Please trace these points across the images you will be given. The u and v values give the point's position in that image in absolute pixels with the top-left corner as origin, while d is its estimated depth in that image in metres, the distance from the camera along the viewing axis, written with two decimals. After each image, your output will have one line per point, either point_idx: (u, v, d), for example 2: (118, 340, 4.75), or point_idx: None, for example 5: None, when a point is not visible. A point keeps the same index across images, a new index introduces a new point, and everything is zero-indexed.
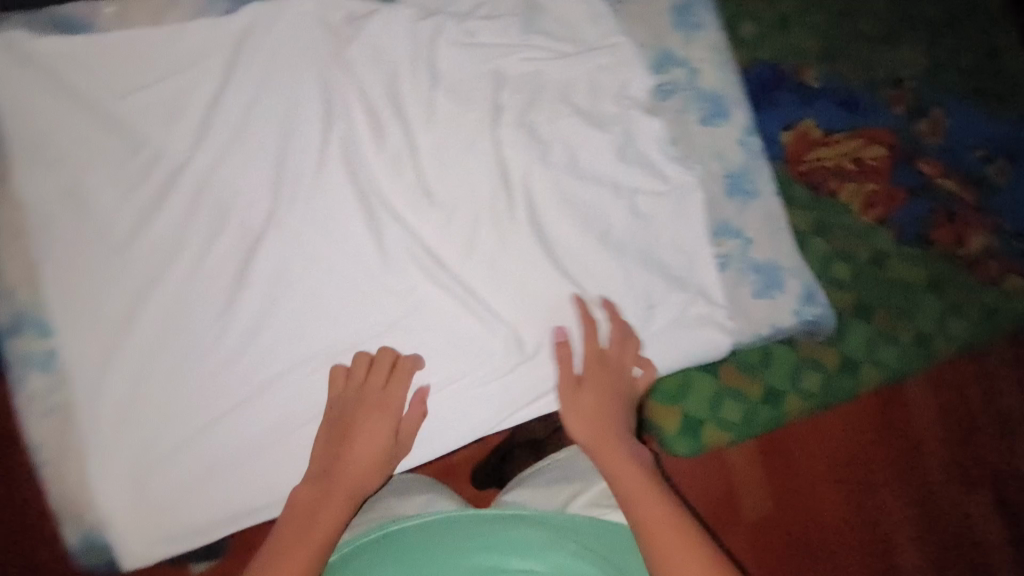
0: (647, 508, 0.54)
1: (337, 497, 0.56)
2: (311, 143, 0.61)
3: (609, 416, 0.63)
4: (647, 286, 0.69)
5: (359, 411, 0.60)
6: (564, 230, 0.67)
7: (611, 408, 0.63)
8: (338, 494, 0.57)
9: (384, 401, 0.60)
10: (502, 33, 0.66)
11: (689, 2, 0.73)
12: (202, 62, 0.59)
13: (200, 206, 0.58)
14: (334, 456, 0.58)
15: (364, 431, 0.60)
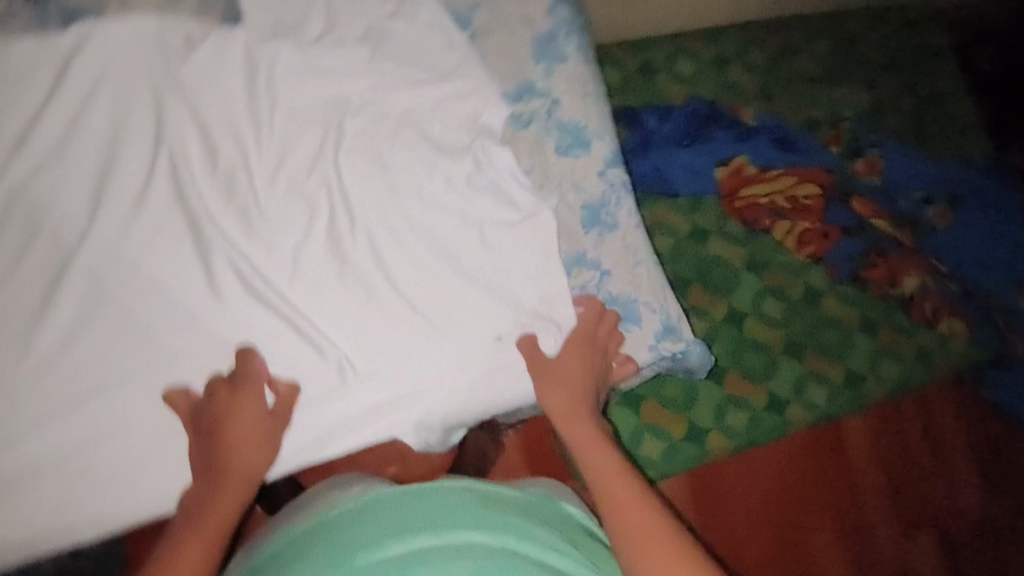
0: (610, 478, 0.58)
1: (229, 488, 0.57)
2: (137, 162, 0.61)
3: (585, 395, 0.66)
4: (495, 316, 0.67)
5: (225, 404, 0.60)
6: (406, 258, 0.66)
7: (587, 391, 0.67)
8: (228, 488, 0.58)
9: (241, 396, 0.61)
10: (347, 58, 0.66)
11: (554, 33, 0.73)
12: (29, 77, 0.60)
13: (14, 219, 0.58)
14: (214, 452, 0.59)
15: (233, 422, 0.60)
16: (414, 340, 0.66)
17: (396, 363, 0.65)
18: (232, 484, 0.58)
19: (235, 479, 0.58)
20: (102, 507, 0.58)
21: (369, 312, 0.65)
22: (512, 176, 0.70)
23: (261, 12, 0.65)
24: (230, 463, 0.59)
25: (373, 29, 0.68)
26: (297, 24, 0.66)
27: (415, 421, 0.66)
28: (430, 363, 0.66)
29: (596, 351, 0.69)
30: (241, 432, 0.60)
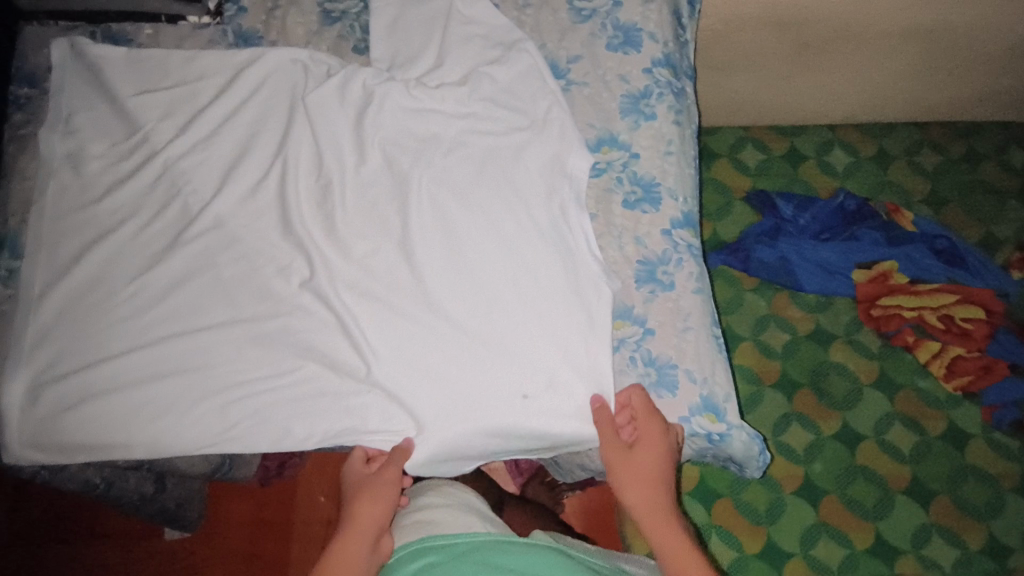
0: None
1: (354, 554, 0.60)
2: (260, 159, 0.72)
3: (660, 483, 0.63)
4: (533, 372, 0.66)
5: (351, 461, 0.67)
6: (458, 280, 0.68)
7: (659, 475, 0.63)
8: (350, 544, 0.61)
9: (387, 476, 0.65)
10: (447, 100, 0.73)
11: (647, 92, 0.75)
12: (199, 74, 0.74)
13: (157, 183, 0.71)
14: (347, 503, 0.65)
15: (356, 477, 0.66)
16: (448, 360, 0.66)
17: (426, 378, 0.66)
18: (358, 550, 0.60)
19: (360, 545, 0.61)
20: (150, 434, 0.65)
21: (413, 323, 0.67)
22: (579, 222, 0.69)
23: (385, 41, 0.75)
24: (357, 529, 0.62)
25: (472, 74, 0.74)
26: (411, 58, 0.75)
27: (428, 440, 0.65)
28: (458, 387, 0.66)
29: (669, 441, 0.64)
30: (376, 510, 0.63)
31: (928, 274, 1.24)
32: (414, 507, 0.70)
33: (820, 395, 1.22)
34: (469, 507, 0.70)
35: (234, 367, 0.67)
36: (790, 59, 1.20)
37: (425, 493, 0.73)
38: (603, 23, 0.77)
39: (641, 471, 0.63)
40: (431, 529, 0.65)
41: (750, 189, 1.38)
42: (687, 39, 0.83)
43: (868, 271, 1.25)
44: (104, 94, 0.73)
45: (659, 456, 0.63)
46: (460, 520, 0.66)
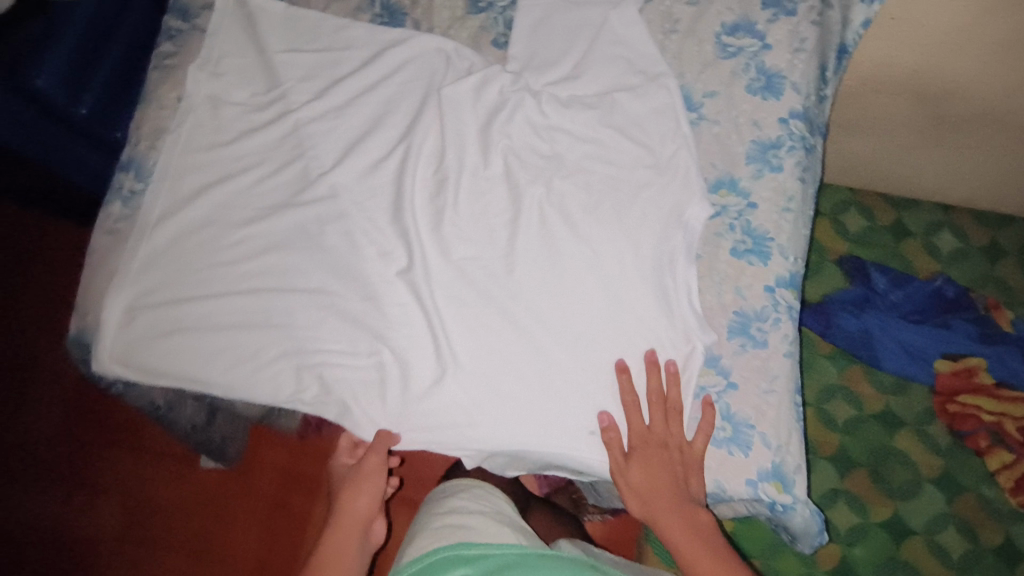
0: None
1: (350, 541, 0.66)
2: (385, 137, 0.73)
3: (657, 481, 0.63)
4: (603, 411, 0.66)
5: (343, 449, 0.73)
6: (550, 300, 0.68)
7: (652, 471, 0.64)
8: (344, 535, 0.67)
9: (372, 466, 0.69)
10: (576, 115, 0.73)
11: (779, 142, 0.72)
12: (344, 46, 0.76)
13: (285, 140, 0.73)
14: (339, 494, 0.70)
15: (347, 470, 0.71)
16: (524, 376, 0.67)
17: (498, 390, 0.67)
18: (353, 538, 0.67)
19: (355, 532, 0.67)
20: (228, 377, 0.68)
21: (499, 331, 0.68)
22: (683, 269, 0.69)
23: (527, 44, 0.75)
24: (351, 516, 0.68)
25: (606, 97, 0.74)
26: (548, 64, 0.75)
27: (487, 448, 0.67)
28: (527, 405, 0.67)
29: (644, 431, 0.65)
30: (363, 499, 0.69)
31: (1017, 379, 1.17)
32: (442, 510, 0.70)
33: (876, 479, 1.19)
34: (497, 513, 0.70)
35: (317, 334, 0.69)
36: (919, 132, 1.14)
37: (453, 496, 0.73)
38: (747, 63, 0.75)
39: (636, 474, 0.64)
40: (464, 534, 0.64)
41: (845, 253, 1.34)
42: (828, 94, 0.80)
43: (953, 362, 1.19)
44: (253, 46, 0.76)
45: (666, 455, 0.64)
46: (490, 526, 0.66)
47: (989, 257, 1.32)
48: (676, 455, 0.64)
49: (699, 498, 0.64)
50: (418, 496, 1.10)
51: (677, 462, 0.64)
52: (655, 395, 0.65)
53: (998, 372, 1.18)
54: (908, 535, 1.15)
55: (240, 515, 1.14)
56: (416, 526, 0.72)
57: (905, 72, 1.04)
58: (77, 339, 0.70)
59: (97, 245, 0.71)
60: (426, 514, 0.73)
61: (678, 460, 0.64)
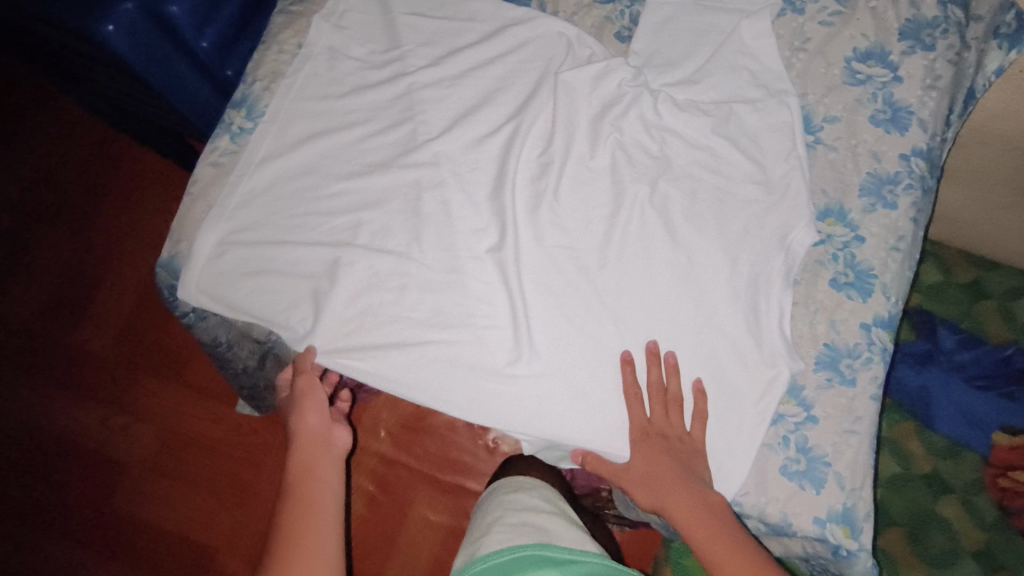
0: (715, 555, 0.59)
1: (318, 460, 0.65)
2: (496, 114, 0.73)
3: (659, 472, 0.62)
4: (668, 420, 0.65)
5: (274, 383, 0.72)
6: (639, 304, 0.67)
7: (656, 466, 0.63)
8: (309, 453, 0.66)
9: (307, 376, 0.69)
10: (691, 121, 0.72)
11: (895, 179, 0.70)
12: (469, 19, 0.76)
13: (397, 102, 0.73)
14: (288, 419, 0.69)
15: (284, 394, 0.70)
16: (600, 376, 0.66)
17: (573, 385, 0.66)
18: (318, 454, 0.66)
19: (318, 451, 0.66)
20: (304, 324, 0.68)
21: (581, 326, 0.67)
22: (778, 292, 0.67)
23: (651, 41, 0.74)
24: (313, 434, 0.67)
25: (724, 106, 0.72)
26: (669, 64, 0.74)
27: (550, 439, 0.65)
28: (598, 405, 0.66)
29: (643, 424, 0.64)
30: (314, 416, 0.68)
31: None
32: (516, 507, 0.71)
33: (913, 542, 1.17)
34: (567, 517, 0.72)
35: (399, 298, 0.68)
36: (1019, 192, 1.09)
37: (524, 492, 0.75)
38: (874, 93, 0.73)
39: (640, 471, 0.63)
40: (547, 538, 0.65)
41: (913, 306, 1.32)
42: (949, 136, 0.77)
43: (1012, 437, 1.17)
44: (381, 7, 0.76)
45: (667, 446, 0.63)
46: (565, 529, 0.68)
47: None
48: (677, 449, 0.63)
49: (707, 479, 0.63)
50: (442, 475, 1.12)
51: (674, 453, 0.63)
52: (654, 387, 0.65)
53: None
54: None
55: (271, 465, 1.15)
56: (491, 515, 0.74)
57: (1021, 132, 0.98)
58: (166, 264, 0.71)
59: (198, 176, 0.72)
60: (497, 507, 0.74)
61: (673, 451, 0.63)
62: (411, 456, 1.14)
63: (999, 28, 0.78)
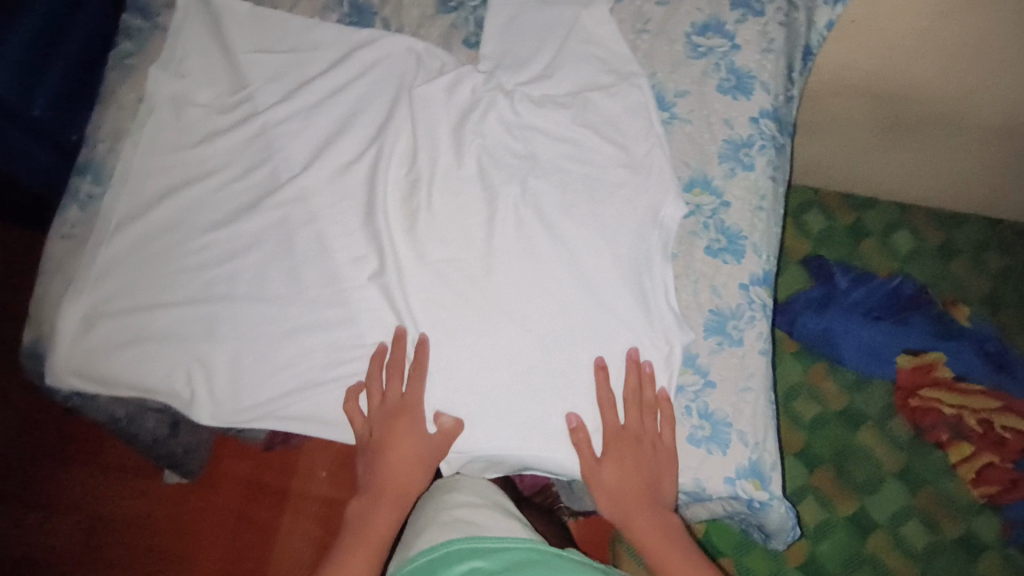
0: (661, 554, 0.62)
1: (412, 474, 0.65)
2: (358, 140, 0.71)
3: (633, 476, 0.63)
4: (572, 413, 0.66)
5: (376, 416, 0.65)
6: (536, 307, 0.67)
7: (632, 472, 0.63)
8: (398, 467, 0.65)
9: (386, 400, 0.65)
10: (549, 118, 0.72)
11: (749, 142, 0.73)
12: (315, 48, 0.74)
13: (253, 144, 0.70)
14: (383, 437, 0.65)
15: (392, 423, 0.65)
16: (514, 387, 0.66)
17: (493, 402, 0.66)
18: (409, 471, 0.65)
19: (411, 471, 0.65)
20: (192, 390, 0.65)
21: (480, 340, 0.67)
22: (659, 268, 0.69)
23: (499, 43, 0.74)
24: (393, 468, 0.65)
25: (579, 97, 0.73)
26: (520, 64, 0.74)
27: (463, 452, 0.66)
28: (523, 419, 0.66)
29: (629, 435, 0.64)
30: (408, 444, 0.64)
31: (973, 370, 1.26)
32: (447, 505, 0.69)
33: (841, 475, 1.26)
34: (502, 508, 0.70)
35: (286, 343, 0.66)
36: (875, 132, 1.18)
37: (455, 489, 0.71)
38: (717, 63, 0.76)
39: (629, 473, 0.63)
40: (478, 533, 0.64)
41: (809, 253, 1.41)
42: (794, 94, 0.82)
43: (914, 357, 1.26)
44: (220, 47, 0.73)
45: (639, 451, 0.64)
46: (497, 522, 0.66)
47: (955, 250, 1.42)
48: (654, 449, 0.64)
49: (669, 497, 0.64)
50: None
51: (649, 461, 0.64)
52: (630, 392, 0.65)
53: (955, 368, 1.26)
54: (864, 523, 1.22)
55: (206, 531, 1.10)
56: (421, 517, 0.70)
57: (867, 72, 1.07)
58: (29, 350, 0.66)
59: (50, 251, 0.68)
60: (426, 505, 0.71)
61: (649, 456, 0.64)
62: (353, 492, 1.11)
63: None
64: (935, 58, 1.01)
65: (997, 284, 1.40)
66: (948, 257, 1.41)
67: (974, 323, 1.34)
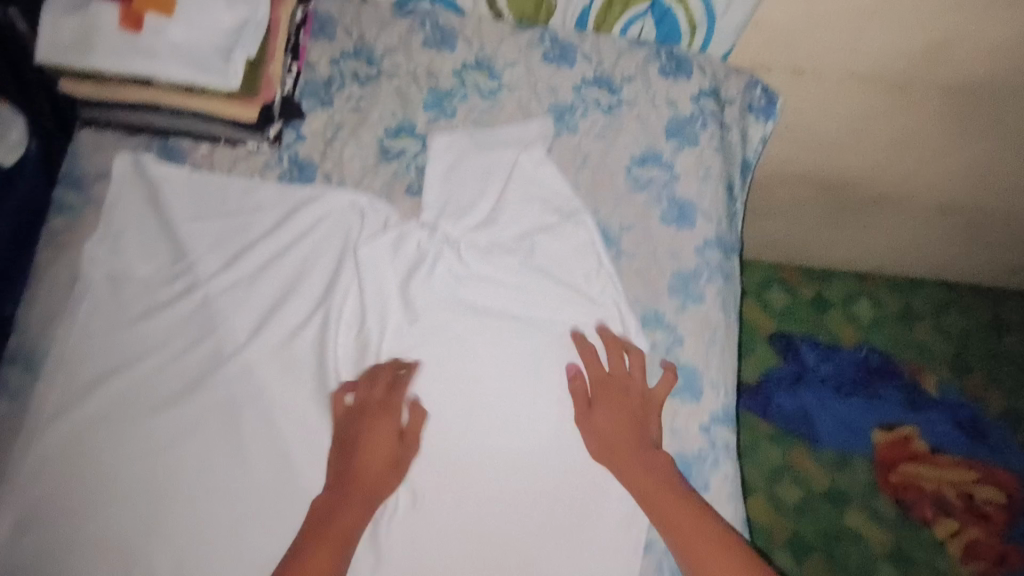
0: (664, 508, 0.62)
1: (383, 472, 0.63)
2: (303, 304, 0.70)
3: (626, 424, 0.66)
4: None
5: (364, 412, 0.65)
6: (492, 378, 0.68)
7: (625, 421, 0.66)
8: (370, 459, 0.63)
9: (376, 400, 0.65)
10: (497, 267, 0.72)
11: (695, 275, 0.74)
12: (257, 211, 0.73)
13: (193, 318, 0.68)
14: (357, 452, 0.64)
15: (371, 425, 0.64)
16: (485, 438, 0.67)
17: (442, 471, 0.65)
18: (381, 470, 0.63)
19: (383, 470, 0.63)
20: None
21: (442, 396, 0.68)
22: None
23: (440, 192, 0.74)
24: (366, 466, 0.63)
25: (526, 240, 0.73)
26: (463, 210, 0.74)
27: None
28: (482, 494, 0.65)
29: (624, 386, 0.67)
30: (381, 442, 0.64)
31: (947, 442, 1.29)
32: None
33: (831, 562, 1.23)
34: None
35: (236, 533, 0.62)
36: (824, 215, 1.22)
37: None
38: (659, 194, 0.77)
39: (620, 416, 0.66)
40: None
41: (775, 330, 1.40)
42: (737, 211, 0.84)
43: (889, 432, 1.29)
44: (160, 218, 0.72)
45: (626, 399, 0.67)
46: None
47: (917, 313, 1.44)
48: (642, 404, 0.67)
49: (658, 440, 0.66)
50: None
51: (641, 408, 0.67)
52: (614, 348, 0.69)
53: (929, 439, 1.29)
54: None
55: None
56: None
57: (805, 164, 1.10)
58: None
59: None
60: None
61: (638, 405, 0.67)
62: None
63: (753, 104, 0.87)
64: (867, 156, 1.05)
65: (962, 345, 1.42)
66: (911, 322, 1.44)
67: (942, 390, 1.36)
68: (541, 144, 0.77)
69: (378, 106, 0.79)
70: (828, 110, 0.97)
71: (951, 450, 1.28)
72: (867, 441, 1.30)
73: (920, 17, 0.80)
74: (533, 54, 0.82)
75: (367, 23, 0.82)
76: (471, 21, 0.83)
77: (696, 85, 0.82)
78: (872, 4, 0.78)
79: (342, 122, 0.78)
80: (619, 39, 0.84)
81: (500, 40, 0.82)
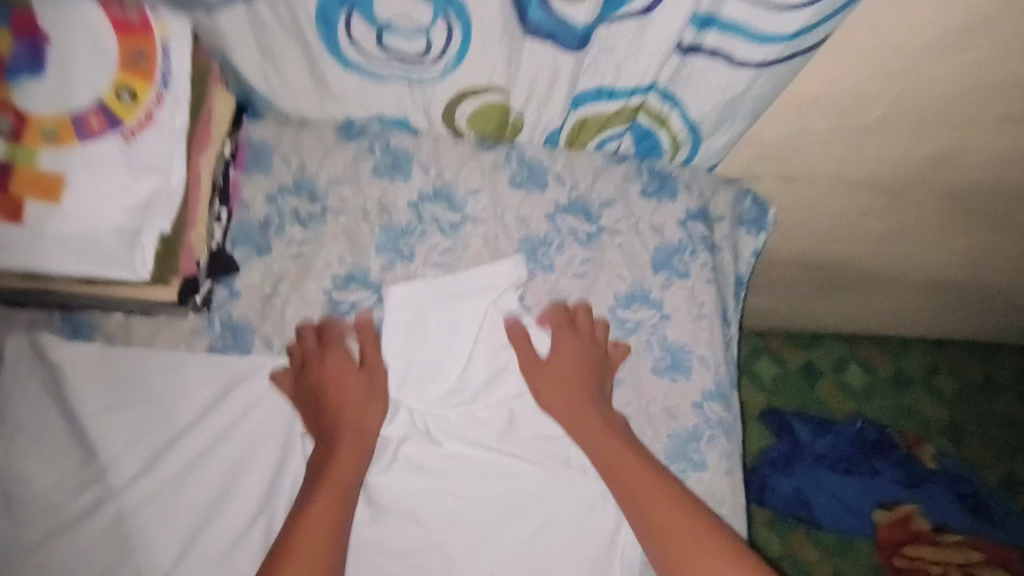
0: (638, 480, 0.58)
1: (359, 422, 0.60)
2: (244, 508, 0.60)
3: (578, 387, 0.63)
4: None
5: (319, 374, 0.62)
6: (468, 326, 0.67)
7: (579, 382, 0.64)
8: (341, 429, 0.59)
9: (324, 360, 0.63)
10: (471, 446, 0.63)
11: (693, 437, 0.66)
12: (185, 393, 0.62)
13: (109, 539, 0.57)
14: (325, 413, 0.60)
15: (333, 383, 0.61)
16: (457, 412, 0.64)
17: (407, 542, 0.60)
18: (352, 441, 0.59)
19: (355, 437, 0.59)
20: None
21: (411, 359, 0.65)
22: None
23: (401, 357, 0.65)
24: (348, 416, 0.60)
25: (503, 412, 0.64)
26: (428, 377, 0.65)
27: None
28: (450, 485, 0.61)
29: (580, 345, 0.65)
30: (351, 383, 0.61)
31: (949, 518, 1.21)
32: None
33: None
34: None
35: None
36: (810, 290, 1.15)
37: None
38: (649, 340, 0.69)
39: (565, 380, 0.64)
40: None
41: (764, 407, 1.34)
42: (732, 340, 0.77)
43: (890, 512, 1.21)
44: (65, 411, 0.60)
45: (584, 350, 0.65)
46: None
47: (908, 377, 1.39)
48: (597, 363, 0.65)
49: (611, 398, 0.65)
50: None
51: (594, 359, 0.65)
52: (560, 321, 0.67)
53: (932, 516, 1.21)
54: None
55: None
56: None
57: (792, 255, 1.02)
58: None
59: None
60: None
61: (593, 365, 0.65)
62: None
63: (743, 217, 0.80)
64: (857, 245, 0.97)
65: (954, 409, 1.38)
66: (903, 386, 1.38)
67: (940, 460, 1.30)
68: (510, 285, 0.68)
69: (324, 250, 0.68)
70: (817, 212, 0.89)
71: (955, 527, 1.20)
72: (868, 522, 1.22)
73: (920, 133, 0.70)
74: (500, 179, 0.72)
75: (307, 149, 0.70)
76: (428, 142, 0.72)
77: (683, 207, 0.74)
78: (866, 123, 0.68)
79: (283, 274, 0.67)
80: (595, 155, 0.74)
81: (462, 165, 0.72)
